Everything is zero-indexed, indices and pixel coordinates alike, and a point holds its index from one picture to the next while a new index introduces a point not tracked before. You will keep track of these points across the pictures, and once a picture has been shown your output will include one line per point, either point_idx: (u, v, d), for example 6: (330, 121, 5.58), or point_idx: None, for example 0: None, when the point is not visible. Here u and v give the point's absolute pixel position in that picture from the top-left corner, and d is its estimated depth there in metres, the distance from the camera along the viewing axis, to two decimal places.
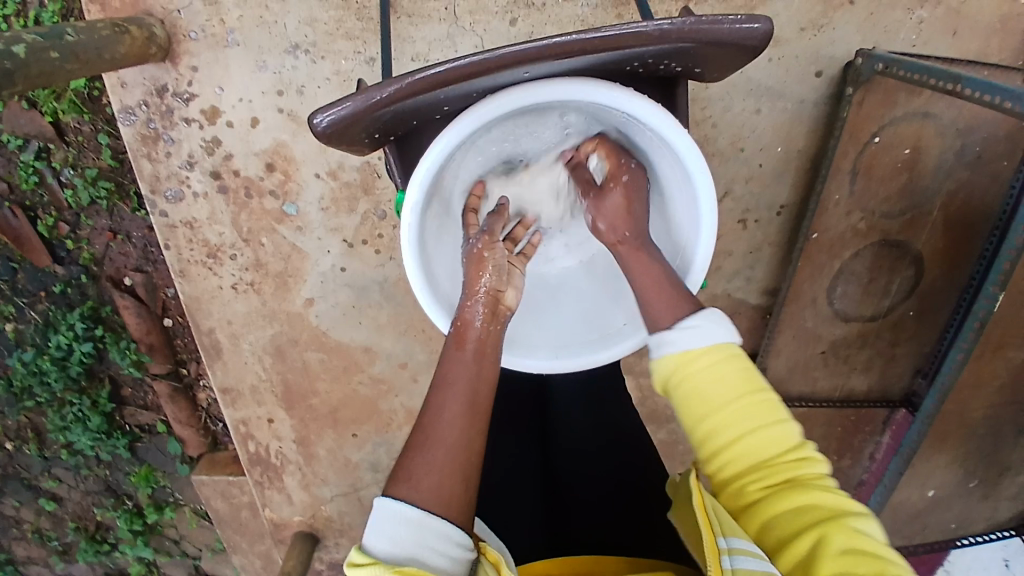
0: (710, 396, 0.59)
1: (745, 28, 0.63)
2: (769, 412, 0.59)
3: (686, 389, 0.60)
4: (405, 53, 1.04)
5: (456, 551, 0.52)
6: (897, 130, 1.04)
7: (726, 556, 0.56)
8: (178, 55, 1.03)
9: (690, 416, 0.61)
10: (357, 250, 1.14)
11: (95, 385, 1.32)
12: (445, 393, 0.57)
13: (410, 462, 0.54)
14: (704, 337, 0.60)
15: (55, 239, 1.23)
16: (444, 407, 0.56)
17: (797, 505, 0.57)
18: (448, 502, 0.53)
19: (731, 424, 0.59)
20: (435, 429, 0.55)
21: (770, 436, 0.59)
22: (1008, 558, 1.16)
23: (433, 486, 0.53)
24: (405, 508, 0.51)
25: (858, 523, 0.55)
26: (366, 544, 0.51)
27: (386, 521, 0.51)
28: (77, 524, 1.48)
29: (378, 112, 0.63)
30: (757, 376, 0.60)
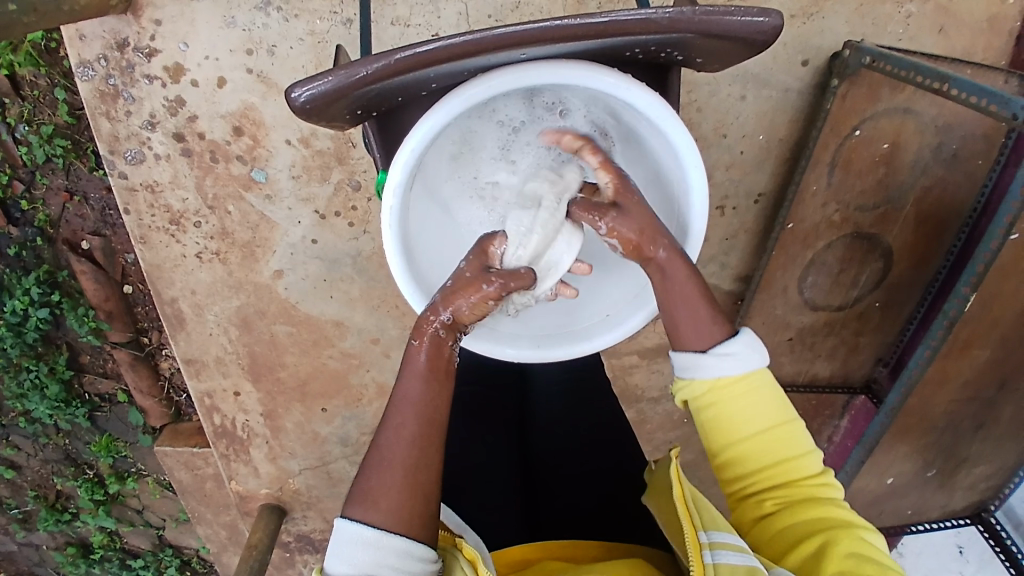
0: (743, 416, 0.62)
1: (756, 22, 0.59)
2: (797, 440, 0.63)
3: (718, 414, 0.62)
4: (384, 16, 0.98)
5: (417, 565, 0.53)
6: (878, 124, 1.03)
7: (709, 551, 0.58)
8: (139, 7, 0.96)
9: (720, 437, 0.63)
10: (330, 222, 1.11)
11: (52, 352, 1.28)
12: (399, 413, 0.58)
13: (367, 482, 0.56)
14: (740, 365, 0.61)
15: (10, 198, 1.17)
16: (400, 428, 0.57)
17: (814, 518, 0.61)
18: (408, 518, 0.55)
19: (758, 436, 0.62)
20: (390, 450, 0.57)
21: (792, 457, 0.63)
22: (962, 545, 1.24)
23: (392, 506, 0.55)
24: (361, 530, 0.53)
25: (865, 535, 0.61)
26: (328, 567, 0.53)
27: (344, 544, 0.53)
28: (37, 493, 1.45)
29: (362, 89, 0.57)
30: (787, 405, 0.63)
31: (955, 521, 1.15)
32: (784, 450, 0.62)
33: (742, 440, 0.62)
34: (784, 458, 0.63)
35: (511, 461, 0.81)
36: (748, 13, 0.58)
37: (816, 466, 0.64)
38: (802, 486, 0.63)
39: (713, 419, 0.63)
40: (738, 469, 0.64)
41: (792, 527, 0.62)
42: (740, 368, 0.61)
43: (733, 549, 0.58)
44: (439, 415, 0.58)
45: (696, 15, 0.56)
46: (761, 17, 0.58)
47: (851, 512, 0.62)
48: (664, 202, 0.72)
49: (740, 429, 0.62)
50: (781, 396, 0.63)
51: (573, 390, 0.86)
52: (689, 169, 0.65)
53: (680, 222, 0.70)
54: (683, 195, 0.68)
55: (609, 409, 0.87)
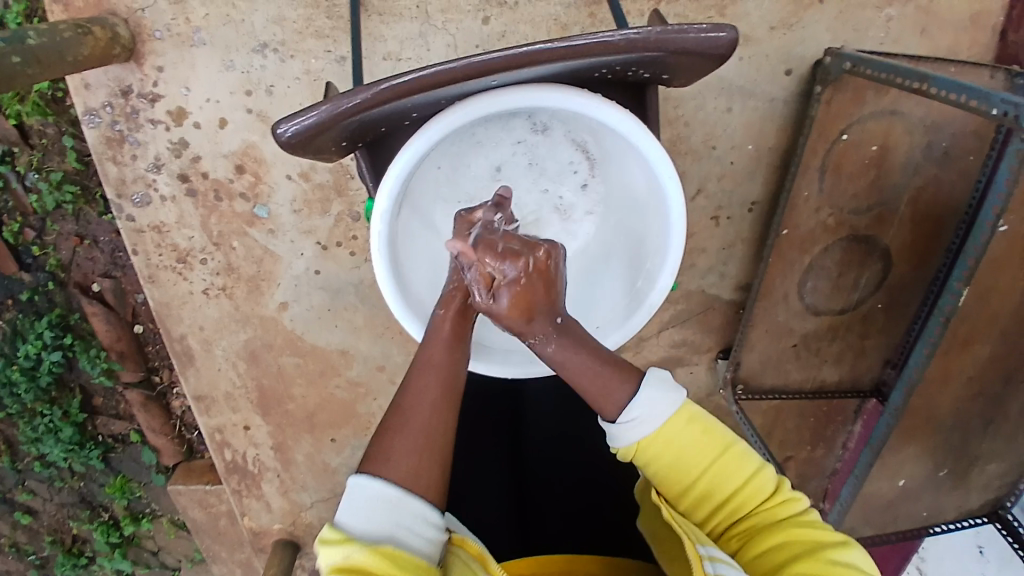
0: (681, 462, 0.60)
1: (711, 36, 0.61)
2: (742, 460, 0.61)
3: (659, 468, 0.61)
4: (376, 53, 1.02)
5: (432, 532, 0.53)
6: (865, 127, 1.05)
7: (709, 563, 0.57)
8: (143, 55, 1.00)
9: (670, 488, 0.62)
10: (332, 252, 1.13)
11: (66, 395, 1.30)
12: (426, 374, 0.59)
13: (386, 441, 0.55)
14: (657, 416, 0.59)
15: (21, 244, 1.21)
16: (425, 389, 0.58)
17: (779, 544, 0.59)
18: (426, 481, 0.54)
19: (708, 476, 0.61)
20: (411, 411, 0.56)
21: (742, 483, 0.61)
22: (982, 545, 1.19)
23: (410, 466, 0.54)
24: (385, 486, 0.52)
25: (837, 554, 0.57)
26: (339, 521, 0.52)
27: (363, 501, 0.52)
28: (55, 538, 1.44)
29: (344, 122, 0.60)
30: (723, 430, 0.62)
31: (972, 521, 1.11)
32: (732, 479, 0.61)
33: (690, 484, 0.61)
34: (732, 484, 0.61)
35: (506, 474, 0.81)
36: (703, 29, 0.60)
37: (770, 484, 0.62)
38: (761, 509, 0.61)
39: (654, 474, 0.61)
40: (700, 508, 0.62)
41: (764, 558, 0.59)
42: (656, 420, 0.59)
43: (731, 564, 0.57)
44: (460, 380, 0.59)
45: (655, 35, 0.59)
46: (716, 32, 0.61)
47: (826, 530, 0.59)
48: (646, 211, 0.75)
49: (684, 473, 0.61)
50: (714, 424, 0.62)
51: (569, 402, 0.86)
52: (666, 183, 0.68)
53: (660, 235, 0.73)
54: (661, 206, 0.71)
55: None
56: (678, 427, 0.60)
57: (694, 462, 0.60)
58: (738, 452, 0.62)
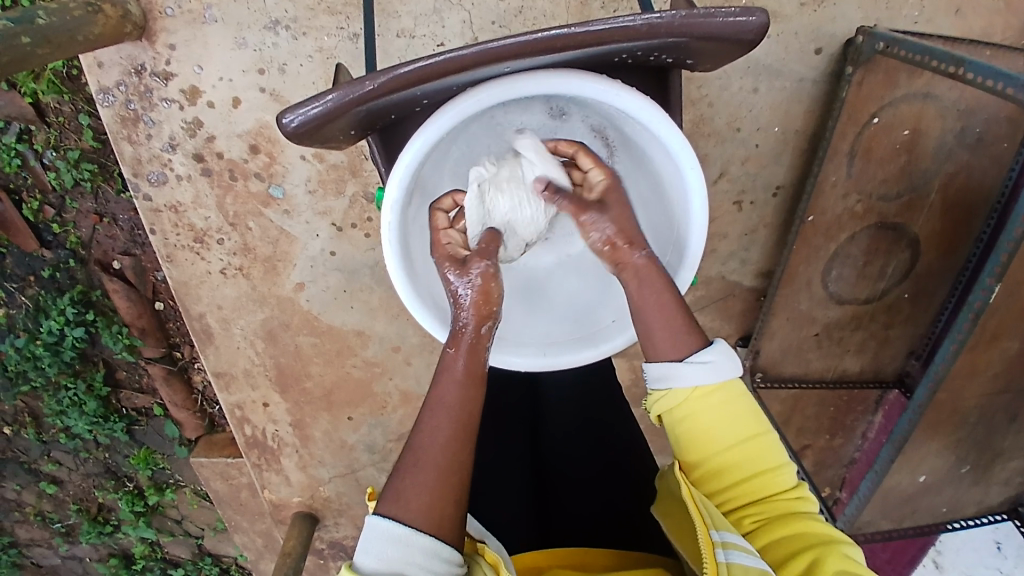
0: (723, 433, 0.61)
1: (740, 21, 0.58)
2: (771, 452, 0.62)
3: (695, 426, 0.61)
4: (390, 30, 0.99)
5: (446, 568, 0.53)
6: (897, 111, 1.00)
7: (721, 550, 0.56)
8: (155, 34, 0.99)
9: (698, 452, 0.62)
10: (347, 234, 1.13)
11: (89, 368, 1.33)
12: (436, 413, 0.58)
13: (399, 482, 0.56)
14: (716, 376, 0.60)
15: (41, 222, 1.22)
16: (435, 428, 0.58)
17: (794, 532, 0.60)
18: (438, 520, 0.54)
19: (739, 454, 0.61)
20: (423, 454, 0.57)
21: (765, 470, 0.62)
22: (999, 541, 1.19)
23: (421, 506, 0.54)
24: (394, 526, 0.53)
25: (849, 551, 0.58)
26: (356, 562, 0.53)
27: (376, 540, 0.53)
28: (79, 506, 1.50)
29: (352, 111, 0.59)
30: (759, 417, 0.62)
31: (992, 517, 1.09)
32: (758, 464, 0.61)
33: (719, 452, 0.61)
34: (755, 467, 0.61)
35: (525, 466, 0.81)
36: (731, 13, 0.57)
37: (789, 480, 0.63)
38: (778, 498, 0.62)
39: (689, 430, 0.61)
40: (717, 485, 0.62)
41: (776, 545, 0.59)
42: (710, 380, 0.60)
43: (744, 550, 0.57)
44: (471, 415, 0.59)
45: (679, 20, 0.56)
46: (745, 16, 0.58)
47: (833, 526, 0.60)
48: (666, 204, 0.73)
49: (718, 440, 0.61)
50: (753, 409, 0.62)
51: (588, 392, 0.85)
52: (686, 172, 0.66)
53: (682, 225, 0.70)
54: (682, 196, 0.69)
55: (620, 413, 0.87)
56: (721, 402, 0.60)
57: (734, 429, 0.61)
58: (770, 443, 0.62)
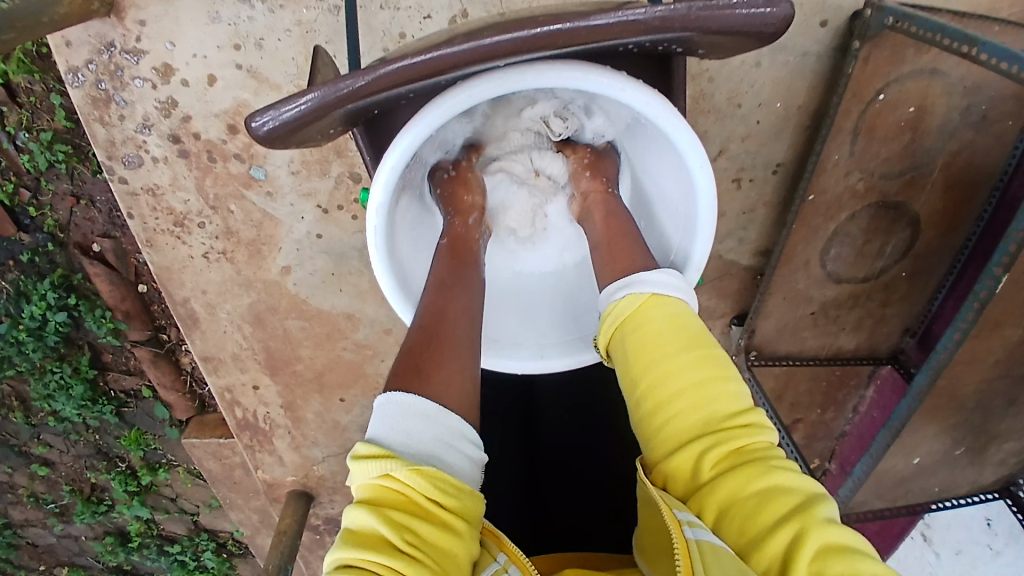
0: (666, 345, 0.58)
1: (761, 14, 0.53)
2: (721, 377, 0.57)
3: (640, 338, 0.59)
4: (373, 1, 0.94)
5: (470, 451, 0.52)
6: (903, 87, 0.96)
7: (689, 528, 0.52)
8: (122, 8, 0.93)
9: (644, 374, 0.58)
10: (333, 216, 1.09)
11: (75, 352, 1.30)
12: (443, 316, 0.60)
13: (416, 359, 0.56)
14: (659, 288, 0.61)
15: (18, 205, 1.18)
16: (445, 326, 0.59)
17: (755, 484, 0.52)
18: (460, 402, 0.55)
19: (684, 380, 0.57)
20: (439, 340, 0.58)
21: (716, 395, 0.56)
22: (990, 517, 1.19)
23: (444, 386, 0.55)
24: (419, 400, 0.52)
25: (816, 508, 0.51)
26: (372, 434, 0.51)
27: (396, 413, 0.52)
28: (72, 487, 1.49)
29: (334, 111, 0.55)
30: (705, 338, 0.59)
31: (983, 496, 1.08)
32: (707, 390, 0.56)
33: (666, 380, 0.57)
34: (709, 398, 0.56)
35: (517, 459, 0.79)
36: (749, 5, 0.53)
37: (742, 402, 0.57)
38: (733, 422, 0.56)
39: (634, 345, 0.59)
40: (668, 423, 0.57)
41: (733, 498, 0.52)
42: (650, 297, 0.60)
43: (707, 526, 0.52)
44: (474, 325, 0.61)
45: (691, 12, 0.52)
46: (768, 8, 0.53)
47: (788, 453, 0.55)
48: (670, 202, 0.71)
49: (662, 358, 0.57)
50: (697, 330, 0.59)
51: (583, 388, 0.82)
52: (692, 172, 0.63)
53: (687, 227, 0.68)
54: (689, 195, 0.66)
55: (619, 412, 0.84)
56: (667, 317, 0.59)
57: (678, 344, 0.58)
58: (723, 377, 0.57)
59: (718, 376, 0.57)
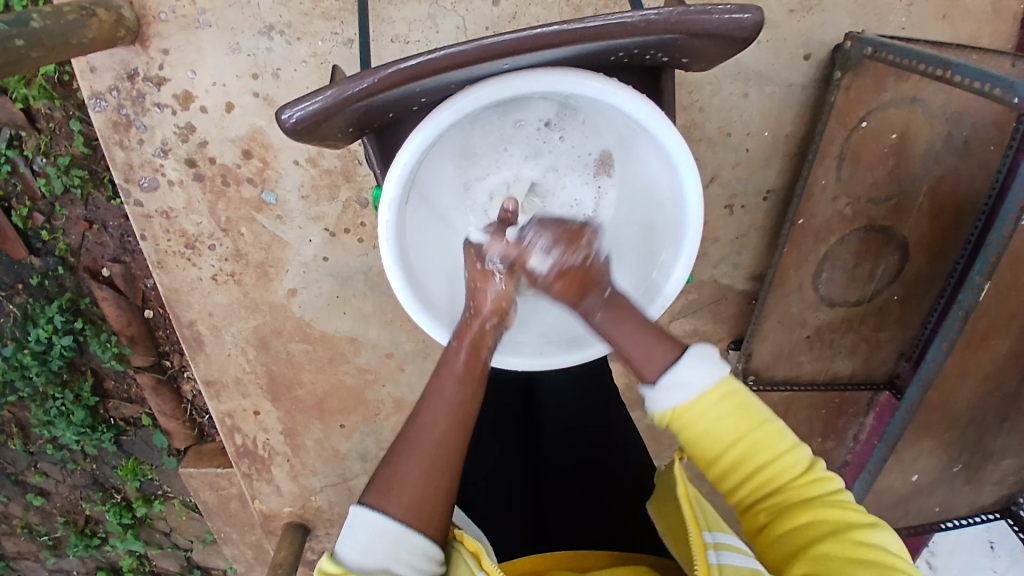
0: (720, 424, 0.57)
1: (734, 19, 0.59)
2: (778, 438, 0.58)
3: (692, 430, 0.57)
4: (384, 35, 1.00)
5: (428, 565, 0.54)
6: (886, 115, 1.02)
7: (713, 551, 0.57)
8: (148, 39, 0.99)
9: (700, 450, 0.58)
10: (340, 239, 1.12)
11: (77, 378, 1.31)
12: (435, 406, 0.58)
13: (389, 470, 0.56)
14: (702, 379, 0.56)
15: (30, 230, 1.21)
16: (433, 421, 0.58)
17: (807, 521, 0.56)
18: (428, 517, 0.55)
19: (745, 448, 0.57)
20: (417, 444, 0.56)
21: (772, 459, 0.58)
22: (993, 540, 1.20)
23: (414, 503, 0.54)
24: (381, 521, 0.53)
25: (866, 535, 0.54)
26: (337, 552, 0.53)
27: (362, 530, 0.53)
28: (66, 518, 1.47)
29: (351, 107, 0.59)
30: (757, 406, 0.58)
31: (984, 517, 1.07)
32: (763, 455, 0.57)
33: (723, 449, 0.57)
34: (766, 459, 0.57)
35: (518, 469, 0.81)
36: (726, 11, 0.58)
37: (804, 460, 0.59)
38: (793, 487, 0.58)
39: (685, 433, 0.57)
40: (726, 478, 0.58)
41: (789, 536, 0.56)
42: (692, 392, 0.56)
43: (735, 550, 0.57)
44: (469, 415, 0.59)
45: (675, 16, 0.57)
46: (741, 13, 0.59)
47: (855, 509, 0.56)
48: (662, 202, 0.74)
49: (717, 435, 0.57)
50: (750, 398, 0.58)
51: (579, 392, 0.85)
52: (682, 170, 0.66)
53: (677, 224, 0.71)
54: (676, 194, 0.69)
55: (615, 413, 0.87)
56: (719, 400, 0.56)
57: (731, 427, 0.57)
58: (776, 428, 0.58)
59: (771, 427, 0.57)
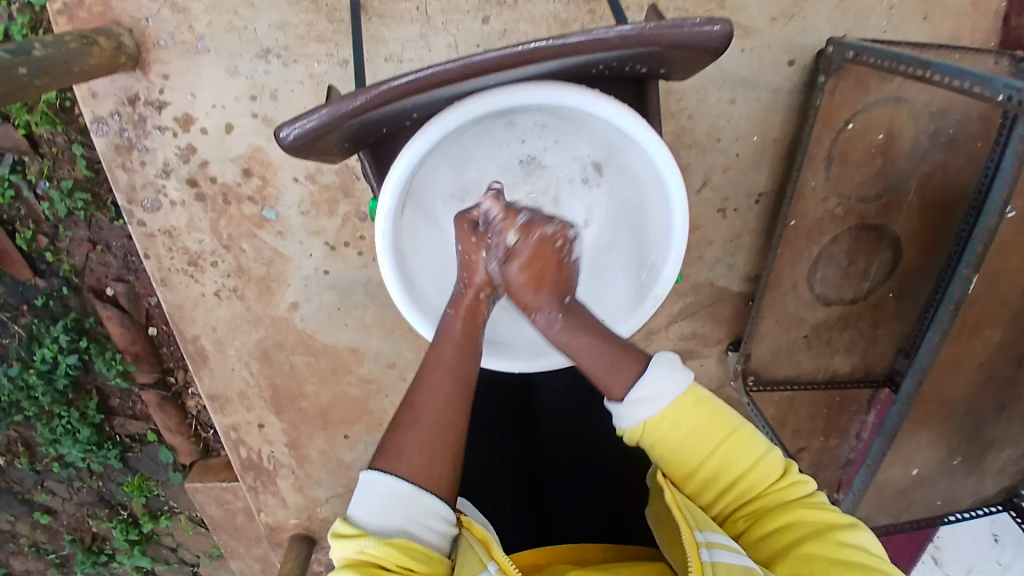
0: (687, 437, 0.60)
1: (706, 30, 0.61)
2: (750, 442, 0.62)
3: (664, 445, 0.61)
4: (378, 55, 1.02)
5: (441, 526, 0.56)
6: (870, 116, 1.04)
7: (705, 549, 0.57)
8: (148, 63, 1.01)
9: (676, 465, 0.62)
10: (340, 252, 1.14)
11: (82, 397, 1.32)
12: (437, 373, 0.61)
13: (398, 438, 0.58)
14: (661, 396, 0.60)
15: (34, 251, 1.22)
16: (438, 387, 0.60)
17: (784, 524, 0.60)
18: (438, 478, 0.57)
19: (719, 460, 0.61)
20: (424, 408, 0.59)
21: (746, 468, 0.61)
22: (996, 533, 1.21)
23: (423, 463, 0.56)
24: (394, 481, 0.55)
25: (843, 535, 0.58)
26: (350, 515, 0.55)
27: (372, 494, 0.55)
28: (73, 536, 1.48)
29: (345, 124, 0.61)
30: (727, 413, 0.62)
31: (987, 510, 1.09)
32: (736, 467, 0.61)
33: (695, 463, 0.61)
34: (740, 466, 0.61)
35: (520, 472, 0.83)
36: (698, 23, 0.61)
37: (777, 469, 0.62)
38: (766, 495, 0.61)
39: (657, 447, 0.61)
40: (704, 484, 0.62)
41: (766, 541, 0.60)
42: (660, 400, 0.60)
43: (729, 549, 0.58)
44: (470, 383, 0.62)
45: (651, 30, 0.59)
46: (712, 26, 0.61)
47: (827, 513, 0.60)
48: (648, 207, 0.76)
49: (686, 446, 0.60)
50: (718, 407, 0.61)
51: (577, 392, 0.87)
52: (666, 176, 0.68)
53: (664, 228, 0.73)
54: (663, 200, 0.72)
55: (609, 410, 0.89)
56: (685, 406, 0.60)
57: (698, 433, 0.60)
58: (748, 436, 0.62)
59: (740, 433, 0.61)
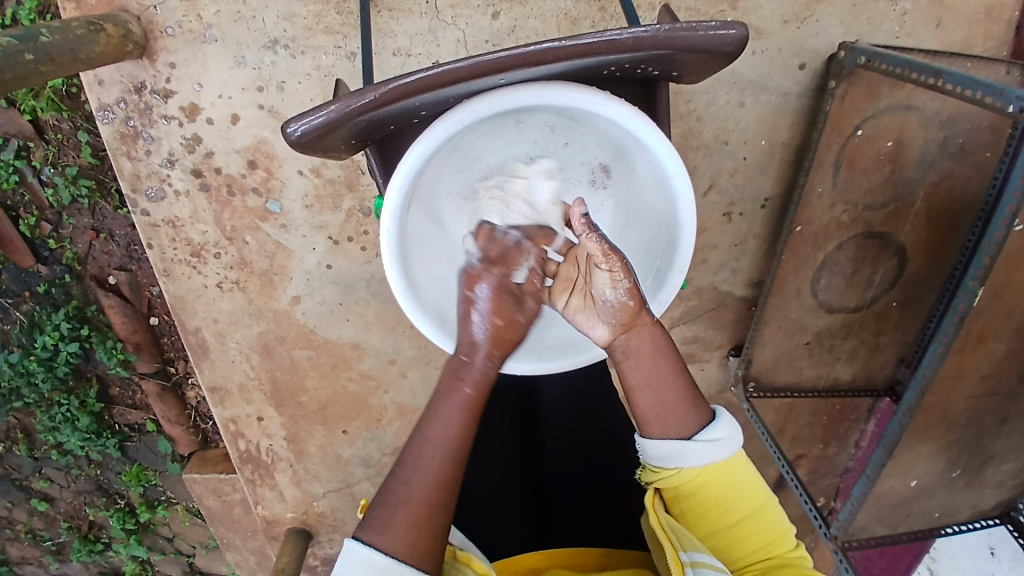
0: (726, 493, 0.66)
1: (719, 34, 0.61)
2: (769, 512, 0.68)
3: (700, 495, 0.66)
4: (386, 48, 1.01)
5: None
6: (880, 122, 1.04)
7: (690, 569, 0.62)
8: (155, 52, 1.01)
9: (703, 517, 0.66)
10: (343, 247, 1.14)
11: (82, 385, 1.32)
12: (424, 447, 0.59)
13: (383, 513, 0.57)
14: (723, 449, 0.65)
15: (37, 238, 1.22)
16: (422, 461, 0.59)
17: None
18: (418, 551, 0.57)
19: (745, 516, 0.66)
20: (412, 485, 0.58)
21: (771, 535, 0.67)
22: (993, 546, 1.21)
23: (407, 539, 0.56)
24: (373, 556, 0.55)
25: None
26: None
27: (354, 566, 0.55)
28: (70, 524, 1.48)
29: (353, 121, 0.61)
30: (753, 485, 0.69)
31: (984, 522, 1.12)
32: (765, 530, 0.67)
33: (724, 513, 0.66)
34: (760, 522, 0.67)
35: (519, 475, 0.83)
36: (712, 27, 0.60)
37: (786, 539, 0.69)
38: (778, 555, 0.67)
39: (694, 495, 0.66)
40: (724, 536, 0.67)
41: None
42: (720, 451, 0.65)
43: (712, 568, 0.63)
44: (462, 454, 0.60)
45: (663, 33, 0.59)
46: (725, 29, 0.61)
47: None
48: (659, 210, 0.74)
49: (720, 500, 0.66)
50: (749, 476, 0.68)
51: (577, 395, 0.86)
52: (675, 179, 0.68)
53: (673, 233, 0.72)
54: (671, 202, 0.71)
55: (613, 410, 0.88)
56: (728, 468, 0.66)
57: (733, 492, 0.66)
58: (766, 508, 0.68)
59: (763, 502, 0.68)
